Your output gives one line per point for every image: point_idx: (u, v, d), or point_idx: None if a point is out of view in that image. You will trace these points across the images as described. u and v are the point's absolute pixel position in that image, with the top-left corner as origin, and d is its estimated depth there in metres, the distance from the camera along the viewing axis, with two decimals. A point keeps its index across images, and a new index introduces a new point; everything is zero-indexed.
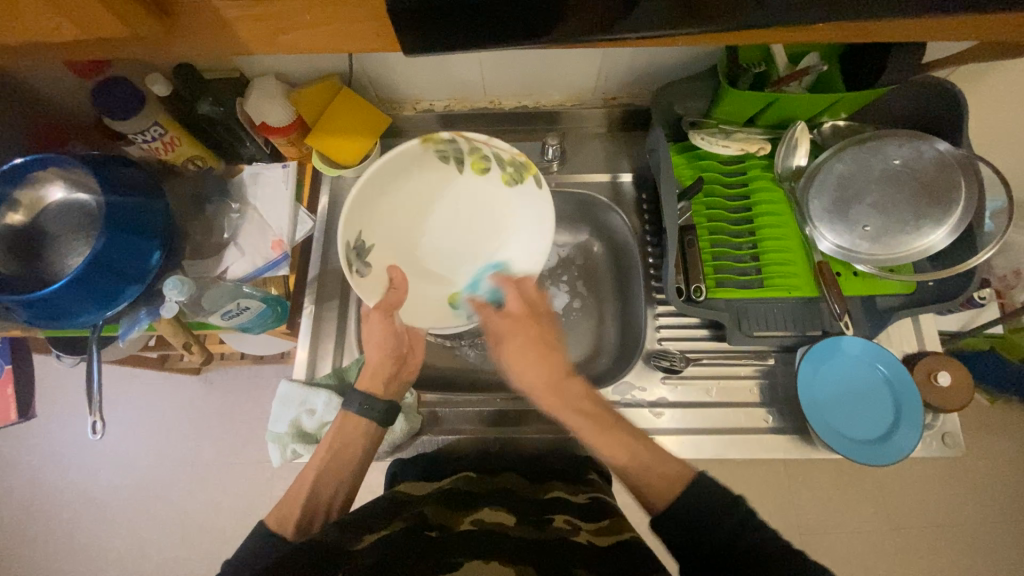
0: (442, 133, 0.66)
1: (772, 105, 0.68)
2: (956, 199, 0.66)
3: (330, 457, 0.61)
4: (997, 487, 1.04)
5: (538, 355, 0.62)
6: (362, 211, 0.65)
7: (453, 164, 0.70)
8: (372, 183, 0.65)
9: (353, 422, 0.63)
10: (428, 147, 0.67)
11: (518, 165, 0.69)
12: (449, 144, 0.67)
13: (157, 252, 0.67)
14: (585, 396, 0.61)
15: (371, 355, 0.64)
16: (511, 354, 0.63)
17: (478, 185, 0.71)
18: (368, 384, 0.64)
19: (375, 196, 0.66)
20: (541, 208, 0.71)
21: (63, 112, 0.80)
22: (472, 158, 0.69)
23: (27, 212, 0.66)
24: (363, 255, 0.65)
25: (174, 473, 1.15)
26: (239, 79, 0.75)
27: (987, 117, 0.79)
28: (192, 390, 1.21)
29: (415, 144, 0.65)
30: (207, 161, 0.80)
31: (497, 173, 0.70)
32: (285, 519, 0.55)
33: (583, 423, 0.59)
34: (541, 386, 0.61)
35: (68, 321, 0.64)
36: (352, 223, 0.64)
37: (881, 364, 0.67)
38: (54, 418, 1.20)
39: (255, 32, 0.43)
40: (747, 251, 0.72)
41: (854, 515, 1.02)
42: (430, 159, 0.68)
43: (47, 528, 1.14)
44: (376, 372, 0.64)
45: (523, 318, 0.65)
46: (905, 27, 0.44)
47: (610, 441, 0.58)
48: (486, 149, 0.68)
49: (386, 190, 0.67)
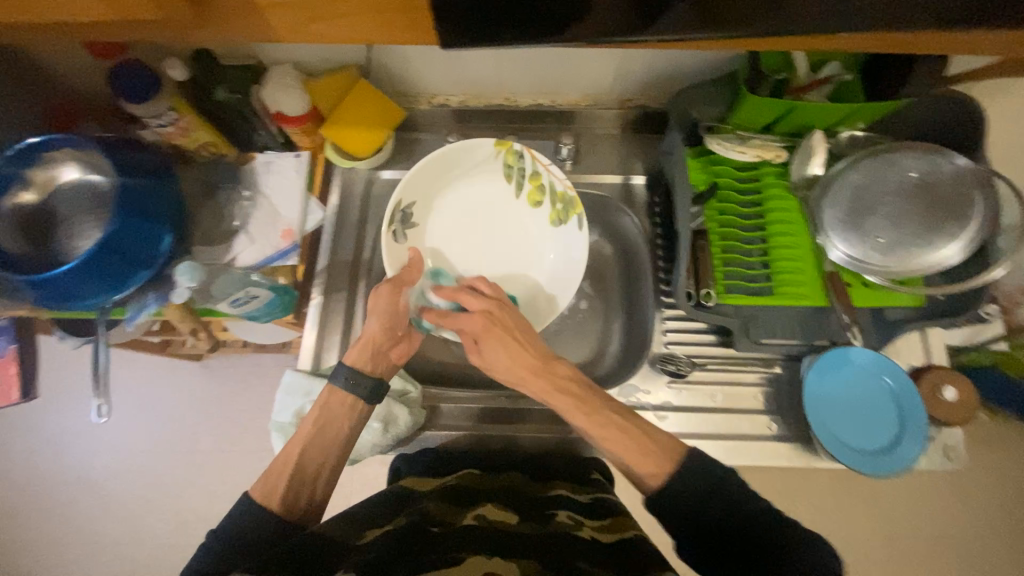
0: (514, 144, 0.73)
1: (791, 112, 0.67)
2: (970, 215, 0.66)
3: (316, 433, 0.59)
4: (994, 502, 1.05)
5: (514, 347, 0.59)
6: (419, 187, 0.72)
7: (514, 184, 0.75)
8: (438, 165, 0.72)
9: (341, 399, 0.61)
10: (504, 157, 0.74)
11: (567, 205, 0.73)
12: (518, 159, 0.73)
13: (168, 236, 0.67)
14: (573, 377, 0.58)
15: (370, 334, 0.63)
16: (489, 351, 0.59)
17: (529, 212, 0.76)
18: (359, 362, 0.62)
19: (437, 177, 0.73)
20: (577, 249, 0.73)
21: (77, 94, 0.80)
22: (531, 185, 0.74)
23: (39, 191, 0.66)
24: (404, 225, 0.72)
25: (173, 458, 1.16)
26: (256, 67, 0.74)
27: (1002, 133, 0.79)
28: (193, 376, 1.21)
29: (492, 148, 0.73)
30: (220, 148, 0.79)
31: (548, 207, 0.75)
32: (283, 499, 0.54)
33: (569, 404, 0.57)
34: (529, 372, 0.58)
35: (76, 303, 0.63)
36: (408, 190, 0.71)
37: (889, 376, 0.67)
38: (56, 399, 1.20)
39: (283, 20, 0.43)
40: (758, 258, 0.71)
41: (849, 525, 1.03)
42: (498, 167, 0.75)
43: (45, 507, 1.14)
44: (369, 349, 0.63)
45: (489, 317, 0.60)
46: (932, 41, 0.43)
47: (603, 420, 0.56)
48: (546, 175, 0.73)
49: (447, 176, 0.74)
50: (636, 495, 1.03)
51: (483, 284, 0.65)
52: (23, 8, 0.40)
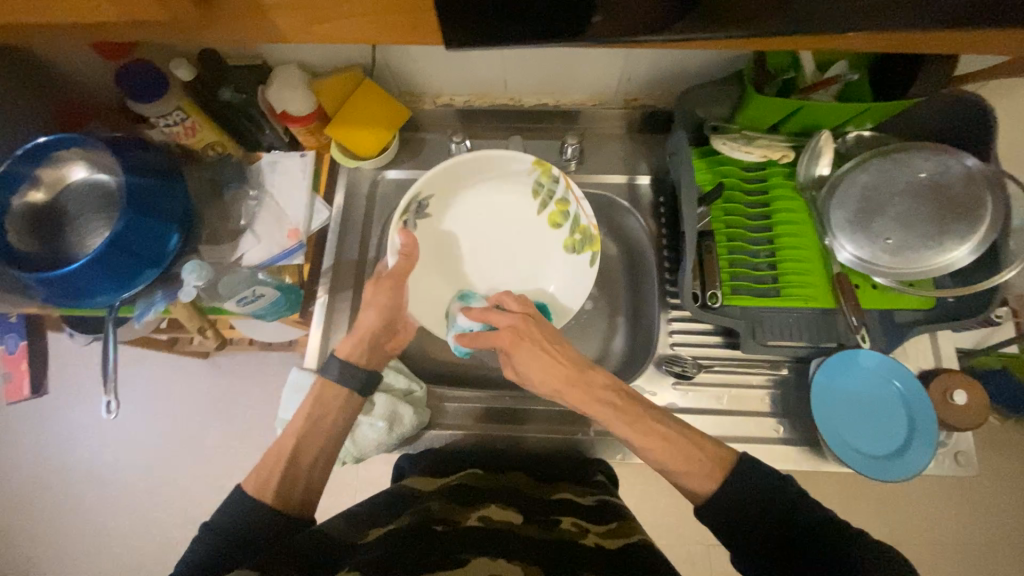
0: (553, 167, 0.71)
1: (797, 112, 0.67)
2: (982, 219, 0.65)
3: (310, 424, 0.60)
4: (1004, 508, 1.03)
5: (549, 355, 0.60)
6: (442, 180, 0.72)
7: (540, 200, 0.74)
8: (466, 165, 0.71)
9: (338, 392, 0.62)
10: (540, 178, 0.72)
11: (586, 241, 0.72)
12: (552, 181, 0.72)
13: (174, 236, 0.68)
14: (608, 386, 0.59)
15: (361, 326, 0.65)
16: (523, 364, 0.60)
17: (546, 234, 0.75)
18: (351, 353, 0.64)
19: (459, 178, 0.73)
20: (578, 285, 0.72)
21: (87, 94, 0.81)
22: (556, 206, 0.73)
23: (48, 191, 0.67)
24: (418, 216, 0.71)
25: (180, 454, 1.17)
26: (263, 67, 0.75)
27: (1015, 133, 0.78)
28: (200, 374, 1.22)
29: (526, 168, 0.72)
30: (226, 147, 0.80)
31: (565, 233, 0.74)
32: (284, 489, 0.55)
33: (607, 412, 0.58)
34: (564, 383, 0.59)
35: (85, 301, 0.64)
36: (430, 182, 0.70)
37: (897, 380, 0.66)
38: (66, 395, 1.21)
39: (289, 20, 0.43)
40: (765, 260, 0.71)
41: (857, 529, 1.02)
42: (528, 183, 0.74)
43: (55, 502, 1.15)
44: (359, 339, 0.65)
45: (522, 329, 0.62)
46: (944, 39, 0.43)
47: (643, 428, 0.56)
48: (575, 206, 0.72)
49: (469, 178, 0.73)
50: (641, 496, 1.02)
51: (510, 300, 0.65)
52: (34, 10, 0.40)
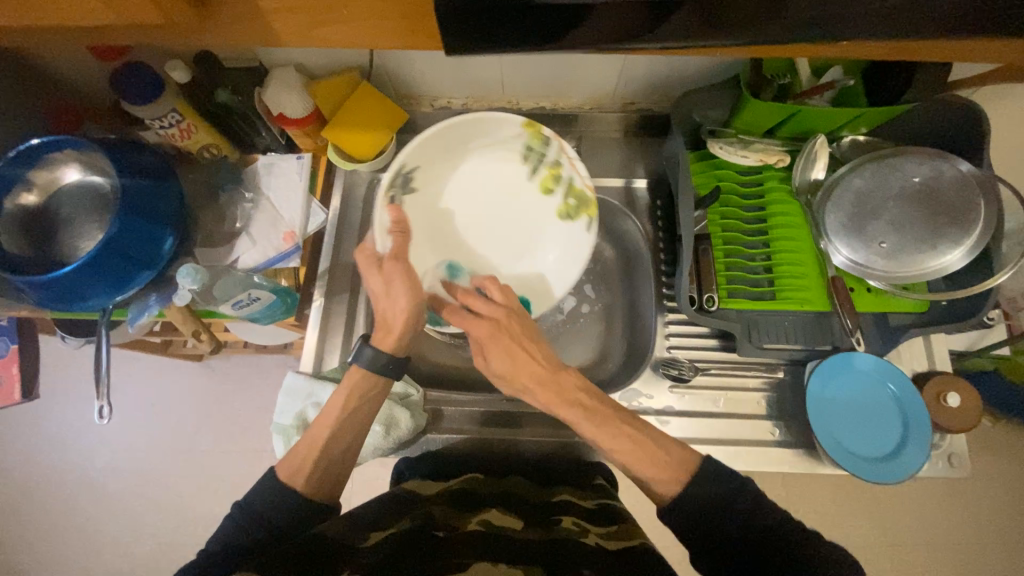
0: (545, 129, 0.70)
1: (794, 116, 0.67)
2: (973, 222, 0.65)
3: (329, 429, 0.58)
4: (996, 508, 1.04)
5: (517, 355, 0.57)
6: (430, 151, 0.69)
7: (529, 166, 0.73)
8: (453, 135, 0.69)
9: (371, 381, 0.60)
10: (528, 139, 0.71)
11: (580, 201, 0.72)
12: (543, 145, 0.71)
13: (170, 238, 0.67)
14: (581, 387, 0.57)
15: (397, 318, 0.60)
16: (493, 358, 0.58)
17: (539, 199, 0.74)
18: (395, 346, 0.60)
19: (445, 148, 0.70)
20: (575, 244, 0.73)
21: (81, 95, 0.80)
22: (546, 169, 0.73)
23: (40, 193, 0.66)
24: (405, 190, 0.69)
25: (173, 458, 1.16)
26: (258, 69, 0.74)
27: (1007, 138, 0.79)
28: (194, 377, 1.21)
29: (514, 130, 0.70)
30: (223, 149, 0.79)
31: (559, 199, 0.73)
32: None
33: (578, 415, 0.55)
34: (538, 382, 0.57)
35: (78, 304, 0.64)
36: (415, 155, 0.68)
37: (892, 383, 0.67)
38: (57, 398, 1.20)
39: (288, 25, 0.43)
40: (761, 264, 0.71)
41: (851, 530, 1.03)
42: (516, 149, 0.72)
43: (45, 507, 1.14)
44: (391, 330, 0.61)
45: (499, 322, 0.59)
46: (940, 48, 0.43)
47: (611, 431, 0.55)
48: (567, 169, 0.71)
49: (457, 148, 0.71)
50: (638, 499, 1.03)
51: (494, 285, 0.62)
52: (30, 13, 0.40)
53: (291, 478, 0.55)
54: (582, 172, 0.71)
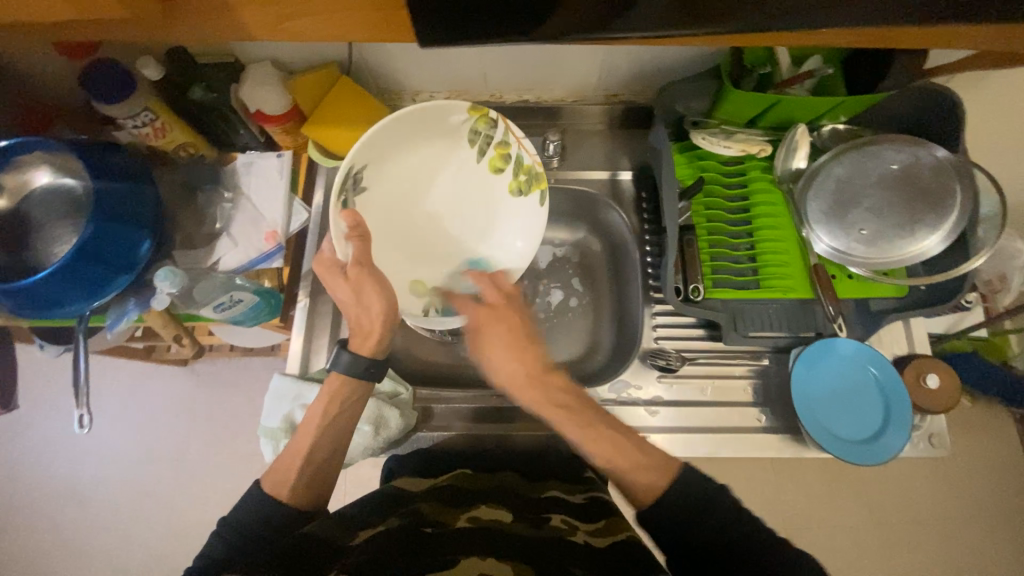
0: (488, 111, 0.69)
1: (775, 106, 0.68)
2: (949, 207, 0.67)
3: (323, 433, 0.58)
4: (976, 486, 1.07)
5: (514, 349, 0.60)
6: (376, 149, 0.66)
7: (476, 148, 0.71)
8: (395, 128, 0.66)
9: (351, 386, 0.60)
10: (471, 124, 0.70)
11: (530, 175, 0.72)
12: (489, 127, 0.70)
13: (146, 242, 0.65)
14: (565, 387, 0.59)
15: (371, 321, 0.60)
16: (489, 350, 0.61)
17: (488, 180, 0.73)
18: (374, 349, 0.61)
19: (394, 140, 0.67)
20: (534, 223, 0.73)
21: (50, 96, 0.78)
22: (494, 150, 0.71)
23: (11, 198, 0.64)
24: (356, 188, 0.66)
25: (160, 464, 1.14)
26: (234, 64, 0.73)
27: (983, 123, 0.80)
28: (179, 382, 1.19)
29: (455, 116, 0.69)
30: (199, 149, 0.77)
31: (509, 177, 0.72)
32: (285, 489, 0.55)
33: (560, 415, 0.57)
34: (524, 380, 0.59)
35: (53, 312, 0.62)
36: (365, 151, 0.65)
37: (873, 367, 0.68)
38: (37, 408, 1.17)
39: (257, 18, 0.42)
40: (745, 253, 0.72)
41: (839, 513, 1.05)
42: (460, 133, 0.71)
43: (29, 518, 1.11)
44: (370, 333, 0.61)
45: (497, 308, 0.64)
46: (912, 35, 0.43)
47: (596, 434, 0.56)
48: (515, 146, 0.71)
49: (407, 140, 0.69)
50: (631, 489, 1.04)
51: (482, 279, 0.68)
52: None
53: (278, 482, 0.55)
54: (531, 149, 0.71)
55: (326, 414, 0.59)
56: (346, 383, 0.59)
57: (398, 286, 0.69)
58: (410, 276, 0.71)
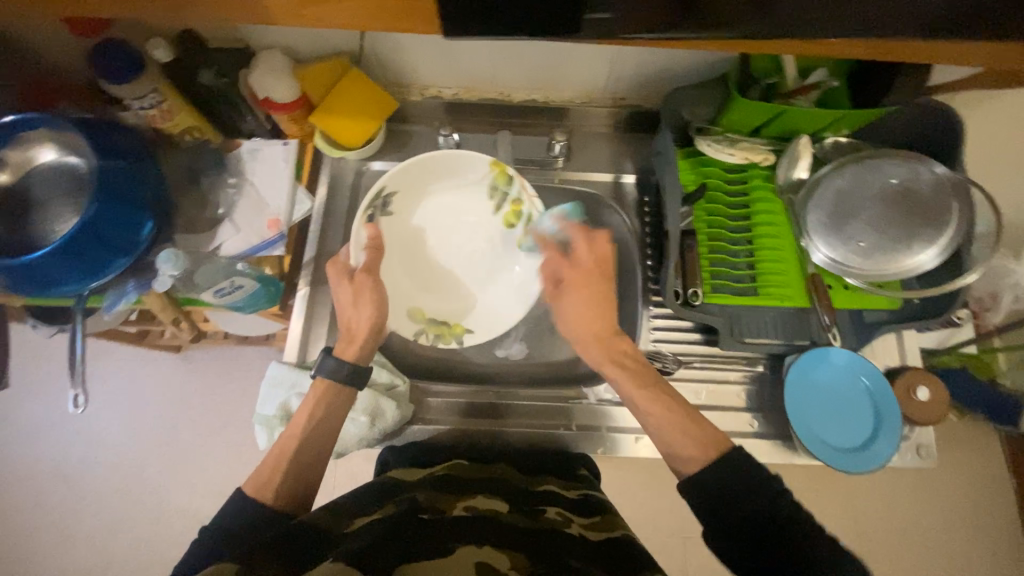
0: (509, 169, 0.71)
1: (779, 116, 0.69)
2: (935, 228, 0.68)
3: (310, 428, 0.59)
4: (960, 502, 1.09)
5: (595, 305, 0.63)
6: (403, 179, 0.70)
7: (495, 202, 0.73)
8: (422, 166, 0.70)
9: (337, 389, 0.61)
10: (490, 180, 0.72)
11: (537, 235, 0.72)
12: (507, 184, 0.71)
13: (148, 224, 0.65)
14: (628, 351, 0.62)
15: (361, 328, 0.62)
16: (567, 302, 0.64)
17: (500, 234, 0.74)
18: (359, 355, 0.62)
19: (421, 178, 0.71)
20: (533, 276, 0.72)
21: (57, 74, 0.77)
22: (510, 206, 0.72)
23: (13, 173, 0.64)
24: (384, 211, 0.70)
25: (150, 449, 1.13)
26: (245, 50, 0.73)
27: (981, 143, 0.82)
28: (173, 367, 1.19)
29: (478, 170, 0.72)
30: (205, 133, 0.77)
31: (518, 232, 0.73)
32: (263, 487, 0.55)
33: (625, 376, 0.60)
34: (593, 336, 0.63)
35: (51, 290, 0.61)
36: (395, 179, 0.69)
37: (866, 377, 0.69)
38: (27, 388, 1.16)
39: (274, 4, 0.42)
40: (744, 260, 0.73)
41: (824, 522, 1.06)
42: (483, 185, 0.73)
43: (14, 500, 1.10)
44: (354, 339, 0.63)
45: (587, 267, 0.64)
46: (922, 50, 0.44)
47: (649, 396, 0.59)
48: (528, 206, 0.71)
49: (432, 179, 0.72)
50: (620, 490, 1.04)
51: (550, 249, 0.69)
52: None
53: (263, 487, 0.55)
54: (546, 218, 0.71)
55: (311, 418, 0.59)
56: (331, 388, 0.60)
57: (396, 310, 0.69)
58: (410, 303, 0.71)
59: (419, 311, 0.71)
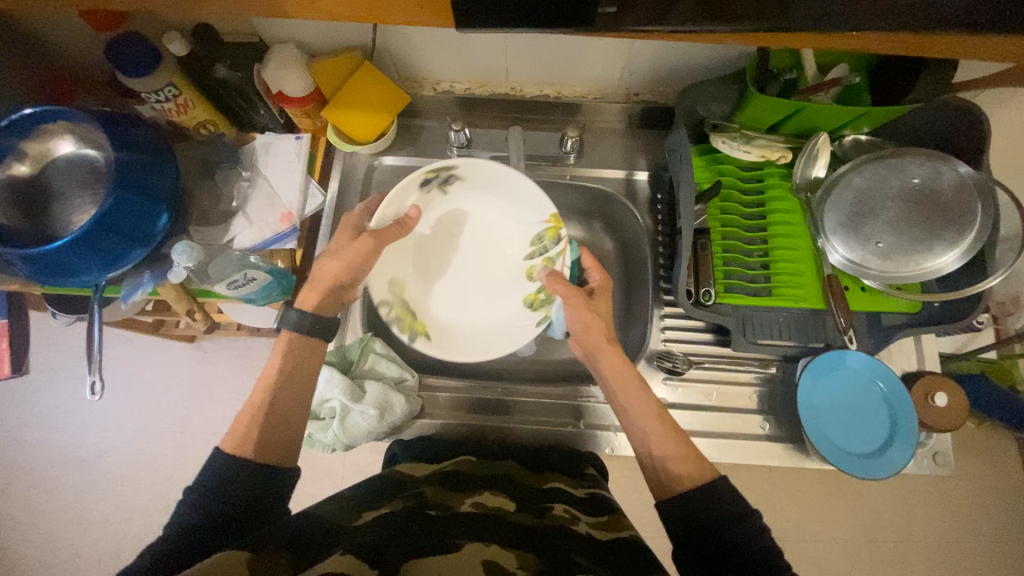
0: (562, 230, 0.72)
1: (797, 113, 0.67)
2: (954, 236, 0.66)
3: (281, 379, 0.59)
4: (976, 511, 1.06)
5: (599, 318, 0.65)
6: (473, 170, 0.71)
7: (532, 249, 0.74)
8: (500, 176, 0.71)
9: (302, 341, 0.62)
10: (540, 231, 0.73)
11: (549, 298, 0.73)
12: (552, 241, 0.73)
13: (163, 216, 0.66)
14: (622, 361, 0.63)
15: (326, 278, 0.63)
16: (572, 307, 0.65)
17: (517, 279, 0.75)
18: (315, 305, 0.63)
19: (493, 183, 0.72)
20: (516, 334, 0.72)
21: (76, 67, 0.79)
22: (542, 260, 0.74)
23: (33, 164, 0.65)
24: (440, 186, 0.72)
25: (164, 437, 1.15)
26: (257, 44, 0.73)
27: (1008, 142, 0.79)
28: (186, 357, 1.21)
29: (536, 215, 0.72)
30: (219, 126, 0.78)
31: (532, 288, 0.74)
32: (240, 443, 0.54)
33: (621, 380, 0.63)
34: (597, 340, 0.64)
35: (69, 279, 0.63)
36: (469, 168, 0.71)
37: (882, 381, 0.67)
38: (47, 375, 1.19)
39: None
40: (758, 260, 0.72)
41: (834, 527, 1.05)
42: (533, 228, 0.74)
43: (33, 483, 1.13)
44: (320, 289, 0.63)
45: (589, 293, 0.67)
46: (949, 45, 0.43)
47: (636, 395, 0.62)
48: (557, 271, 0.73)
49: (501, 193, 0.73)
50: (626, 489, 1.04)
51: (556, 281, 0.67)
52: None
53: (241, 442, 0.54)
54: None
55: (282, 369, 0.60)
56: (296, 338, 0.61)
57: (381, 272, 0.70)
58: (398, 275, 0.72)
59: (401, 287, 0.72)
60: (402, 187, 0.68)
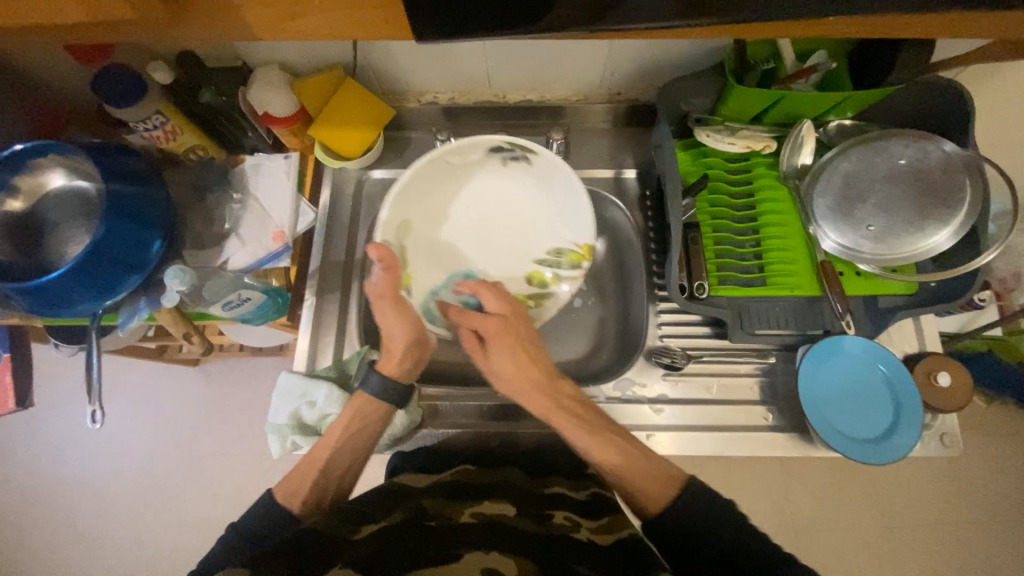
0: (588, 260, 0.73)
1: (780, 102, 0.67)
2: (947, 214, 0.66)
3: (346, 434, 0.61)
4: (993, 490, 1.05)
5: (521, 357, 0.62)
6: (546, 165, 0.73)
7: (546, 256, 0.75)
8: (563, 180, 0.73)
9: (371, 403, 0.63)
10: (565, 248, 0.74)
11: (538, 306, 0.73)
12: (570, 264, 0.74)
13: (157, 242, 0.67)
14: (575, 396, 0.62)
15: (399, 343, 0.64)
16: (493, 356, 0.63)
17: (524, 260, 0.75)
18: (398, 369, 0.64)
19: (550, 179, 0.74)
20: None
21: (66, 101, 0.80)
22: (547, 271, 0.74)
23: (26, 199, 0.66)
24: (506, 159, 0.75)
25: (171, 462, 1.15)
26: (241, 68, 0.74)
27: (995, 117, 0.79)
28: (190, 381, 1.21)
29: (569, 235, 0.74)
30: (210, 151, 0.80)
31: (527, 282, 0.74)
32: (291, 495, 0.57)
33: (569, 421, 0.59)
34: (530, 386, 0.61)
35: (66, 310, 0.63)
36: (545, 158, 0.73)
37: (883, 364, 0.67)
38: (53, 407, 1.20)
39: (262, 19, 0.43)
40: (751, 250, 0.71)
41: (849, 515, 1.04)
42: (559, 242, 0.75)
43: (43, 515, 1.13)
44: (394, 352, 0.64)
45: (508, 321, 0.64)
46: (921, 23, 0.43)
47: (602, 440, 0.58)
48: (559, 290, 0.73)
49: (554, 191, 0.75)
50: None
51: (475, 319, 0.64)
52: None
53: (292, 493, 0.57)
54: (554, 308, 0.72)
55: (348, 425, 0.62)
56: (369, 398, 0.63)
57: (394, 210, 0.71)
58: (406, 216, 0.72)
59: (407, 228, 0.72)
60: (470, 140, 0.72)
